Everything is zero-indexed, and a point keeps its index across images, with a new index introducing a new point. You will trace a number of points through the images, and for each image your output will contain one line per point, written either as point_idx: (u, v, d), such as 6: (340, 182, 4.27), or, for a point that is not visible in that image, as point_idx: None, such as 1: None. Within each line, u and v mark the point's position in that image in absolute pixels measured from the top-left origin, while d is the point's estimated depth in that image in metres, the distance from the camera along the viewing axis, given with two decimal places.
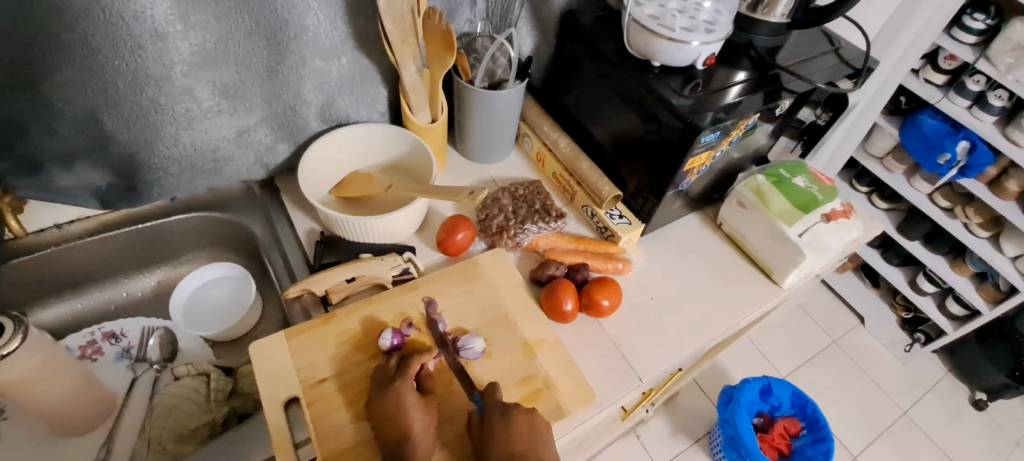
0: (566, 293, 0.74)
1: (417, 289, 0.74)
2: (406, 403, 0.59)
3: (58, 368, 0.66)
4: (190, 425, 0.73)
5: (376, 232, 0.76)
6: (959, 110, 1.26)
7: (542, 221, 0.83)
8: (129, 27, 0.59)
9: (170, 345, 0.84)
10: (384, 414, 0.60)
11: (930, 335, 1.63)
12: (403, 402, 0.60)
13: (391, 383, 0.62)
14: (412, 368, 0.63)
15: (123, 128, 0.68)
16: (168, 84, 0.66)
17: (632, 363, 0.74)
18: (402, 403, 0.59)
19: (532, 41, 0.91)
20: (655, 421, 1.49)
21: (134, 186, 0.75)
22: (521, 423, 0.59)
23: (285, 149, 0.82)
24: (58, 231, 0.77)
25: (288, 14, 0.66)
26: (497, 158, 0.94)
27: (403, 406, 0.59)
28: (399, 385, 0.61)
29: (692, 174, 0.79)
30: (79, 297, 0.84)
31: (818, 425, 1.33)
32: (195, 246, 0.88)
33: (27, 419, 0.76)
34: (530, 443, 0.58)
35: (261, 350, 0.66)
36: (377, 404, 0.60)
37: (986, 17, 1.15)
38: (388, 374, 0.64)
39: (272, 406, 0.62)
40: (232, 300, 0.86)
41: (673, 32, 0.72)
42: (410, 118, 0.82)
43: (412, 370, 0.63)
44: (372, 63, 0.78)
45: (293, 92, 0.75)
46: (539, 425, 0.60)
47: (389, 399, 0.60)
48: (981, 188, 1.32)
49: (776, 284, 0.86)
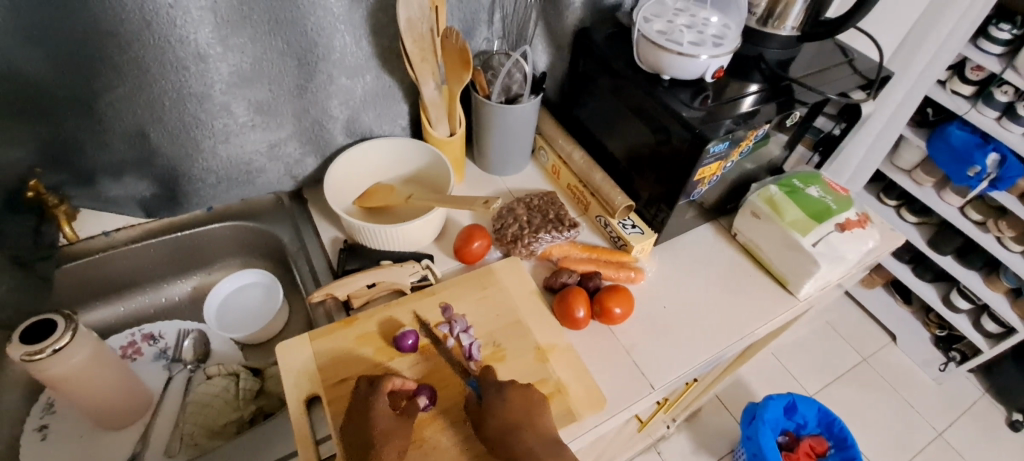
0: (578, 301, 0.76)
1: (435, 294, 0.77)
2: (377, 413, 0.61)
3: (104, 365, 0.70)
4: (220, 421, 0.77)
5: (395, 240, 0.80)
6: (988, 122, 1.24)
7: (555, 230, 0.86)
8: (175, 50, 0.64)
9: (203, 345, 0.88)
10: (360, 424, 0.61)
11: (966, 354, 1.57)
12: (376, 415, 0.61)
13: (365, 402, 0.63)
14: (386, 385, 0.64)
15: (167, 142, 0.74)
16: (207, 102, 0.71)
17: (643, 370, 0.75)
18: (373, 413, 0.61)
19: (547, 57, 0.94)
20: (676, 438, 1.47)
21: (175, 195, 0.81)
22: (514, 397, 0.63)
23: (313, 162, 0.87)
24: (105, 239, 0.83)
25: (317, 36, 0.71)
26: (514, 170, 0.97)
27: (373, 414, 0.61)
28: (371, 398, 0.63)
29: (703, 184, 0.81)
30: (122, 300, 0.89)
31: (846, 444, 1.30)
32: (229, 253, 0.93)
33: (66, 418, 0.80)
34: (524, 413, 0.62)
35: (286, 349, 0.70)
36: (372, 430, 0.60)
37: (1012, 27, 1.14)
38: (363, 397, 0.64)
39: (295, 403, 0.66)
40: (261, 305, 0.91)
41: (682, 47, 0.74)
42: (429, 132, 0.86)
43: (388, 387, 0.64)
44: (394, 80, 0.83)
45: (321, 108, 0.80)
46: (533, 398, 0.64)
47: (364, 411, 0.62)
48: (1012, 200, 1.28)
49: (791, 294, 0.86)
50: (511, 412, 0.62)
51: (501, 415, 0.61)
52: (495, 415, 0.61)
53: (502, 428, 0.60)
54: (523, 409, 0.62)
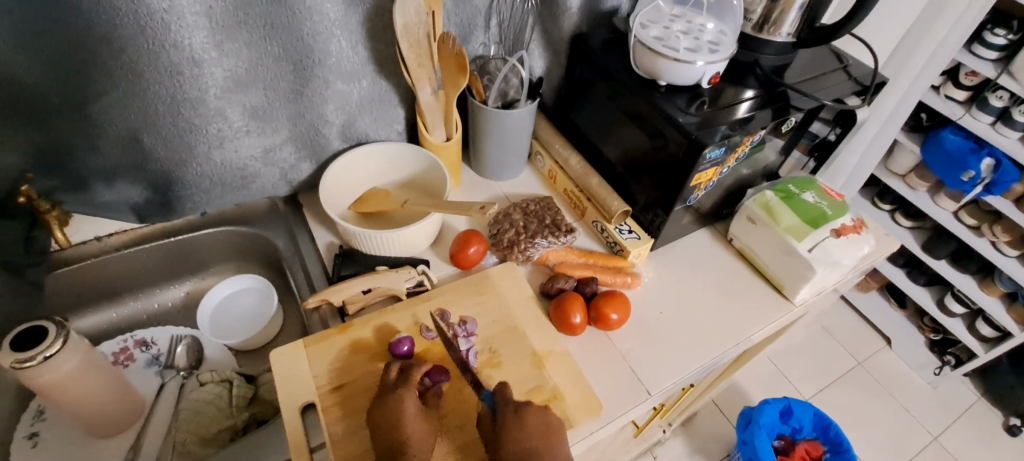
0: (574, 306, 0.76)
1: (430, 301, 0.76)
2: (406, 409, 0.61)
3: (95, 372, 0.70)
4: (213, 428, 0.76)
5: (391, 245, 0.80)
6: (982, 126, 1.25)
7: (552, 235, 0.85)
8: (169, 55, 0.64)
9: (196, 352, 0.87)
10: (384, 420, 0.61)
11: (960, 358, 1.58)
12: (405, 410, 0.61)
13: (392, 392, 0.63)
14: (414, 377, 0.65)
15: (160, 147, 0.73)
16: (202, 107, 0.71)
17: (639, 376, 0.75)
18: (403, 408, 0.61)
19: (544, 62, 0.94)
20: (672, 442, 1.47)
21: (168, 200, 0.80)
22: (532, 422, 0.61)
23: (308, 167, 0.86)
24: (98, 244, 0.82)
25: (313, 41, 0.71)
26: (510, 175, 0.97)
27: (403, 413, 0.61)
28: (400, 392, 0.62)
29: (699, 189, 0.81)
30: (114, 306, 0.89)
31: (841, 448, 1.31)
32: (223, 258, 0.92)
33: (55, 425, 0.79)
34: (542, 442, 0.59)
35: (281, 356, 0.69)
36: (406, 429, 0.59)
37: (1007, 32, 1.14)
38: (388, 391, 0.64)
39: (289, 411, 0.65)
40: (255, 311, 0.90)
41: (678, 53, 0.74)
42: (425, 137, 0.85)
43: (415, 380, 0.65)
44: (390, 85, 0.82)
45: (317, 112, 0.79)
46: (551, 426, 0.61)
47: (389, 405, 0.61)
48: (1008, 204, 1.29)
49: (789, 300, 0.86)
50: (527, 438, 0.59)
51: (517, 441, 0.58)
52: (511, 442, 0.59)
53: (519, 452, 0.58)
54: (541, 435, 0.60)
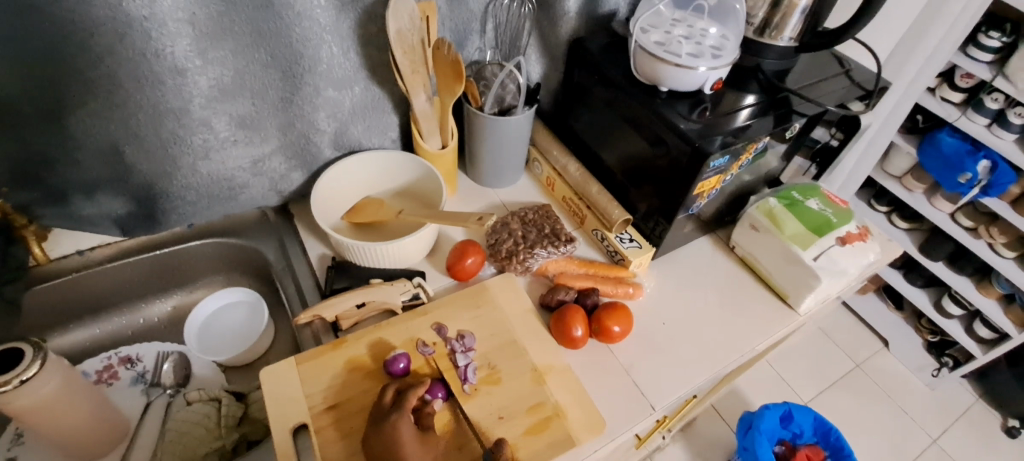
0: (575, 319, 0.73)
1: (427, 315, 0.74)
2: (402, 437, 0.59)
3: (74, 392, 0.66)
4: (200, 451, 0.74)
5: (385, 258, 0.77)
6: (978, 128, 1.24)
7: (551, 245, 0.82)
8: (151, 64, 0.61)
9: (183, 369, 0.85)
10: (380, 449, 0.59)
11: (958, 359, 1.57)
12: (401, 438, 0.59)
13: (387, 417, 0.61)
14: (410, 402, 0.62)
15: (143, 159, 0.70)
16: (186, 117, 0.68)
17: (643, 390, 0.73)
18: (397, 437, 0.59)
19: (541, 67, 0.92)
20: (672, 448, 1.45)
21: (153, 213, 0.77)
22: None
23: (299, 177, 0.83)
24: (79, 258, 0.79)
25: (303, 47, 0.68)
26: (507, 182, 0.95)
27: (400, 441, 0.59)
28: (395, 419, 0.60)
29: (702, 197, 0.79)
30: (98, 323, 0.86)
31: (842, 453, 1.29)
32: (211, 270, 0.89)
33: (31, 449, 0.75)
34: None
35: (271, 375, 0.66)
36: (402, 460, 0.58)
37: (1001, 35, 1.13)
38: (378, 418, 0.61)
39: (281, 433, 0.62)
40: (246, 325, 0.87)
41: (680, 58, 0.72)
42: (420, 145, 0.83)
43: (409, 404, 0.62)
44: (384, 91, 0.80)
45: (307, 121, 0.77)
46: None
47: (383, 431, 0.60)
48: (1004, 206, 1.28)
49: (791, 308, 0.84)
50: None
51: None
52: None
53: None
54: None
